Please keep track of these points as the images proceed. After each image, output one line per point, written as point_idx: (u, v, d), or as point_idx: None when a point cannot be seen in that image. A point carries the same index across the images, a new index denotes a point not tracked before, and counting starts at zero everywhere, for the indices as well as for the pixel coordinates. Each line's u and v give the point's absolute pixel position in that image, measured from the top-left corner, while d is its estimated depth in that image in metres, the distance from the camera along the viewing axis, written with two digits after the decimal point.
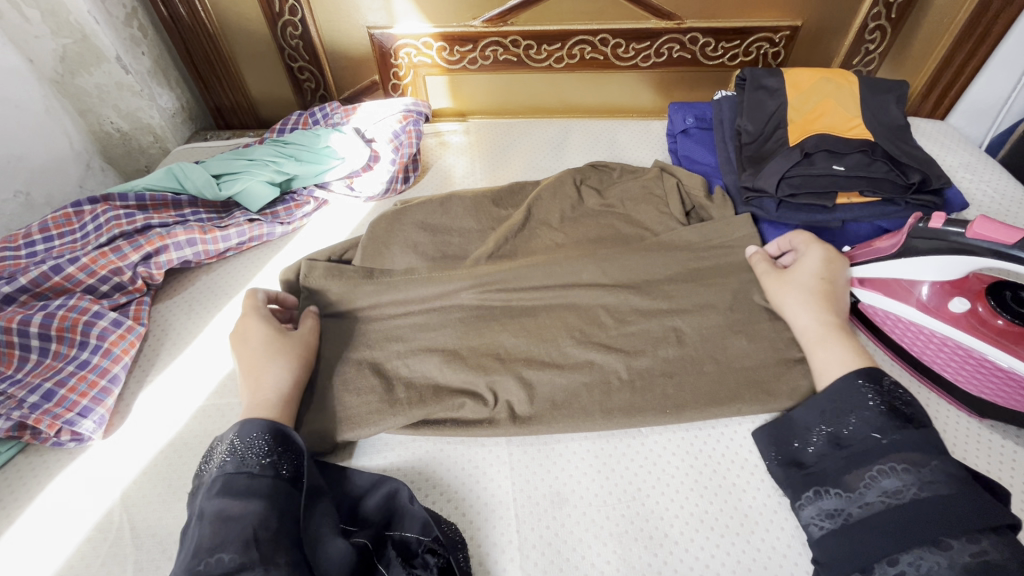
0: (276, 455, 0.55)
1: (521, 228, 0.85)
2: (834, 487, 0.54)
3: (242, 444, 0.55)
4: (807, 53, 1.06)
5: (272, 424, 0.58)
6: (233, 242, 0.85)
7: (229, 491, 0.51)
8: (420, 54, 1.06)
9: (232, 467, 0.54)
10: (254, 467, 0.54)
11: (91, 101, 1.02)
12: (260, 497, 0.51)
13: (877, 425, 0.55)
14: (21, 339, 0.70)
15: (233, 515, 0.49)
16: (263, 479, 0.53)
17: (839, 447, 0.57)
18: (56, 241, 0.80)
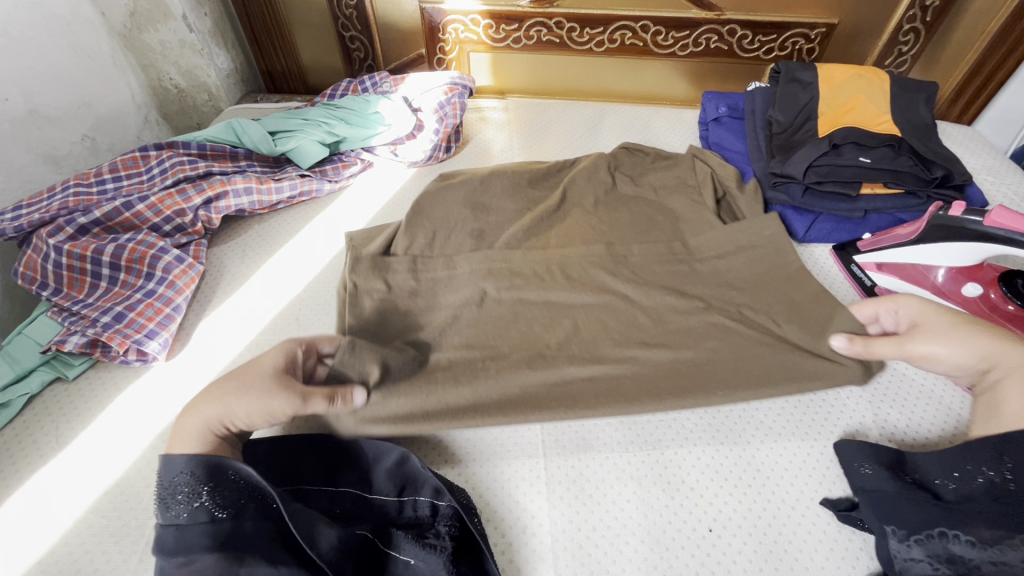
0: (210, 493, 0.52)
1: (557, 207, 0.89)
2: (965, 535, 0.51)
3: (170, 488, 0.53)
4: (840, 52, 1.10)
5: (187, 460, 0.53)
6: (285, 194, 0.90)
7: (161, 540, 0.51)
8: (467, 30, 1.11)
9: (165, 515, 0.52)
10: (184, 514, 0.51)
11: (154, 57, 1.09)
12: (204, 550, 0.50)
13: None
14: (93, 266, 0.76)
15: (178, 571, 0.49)
16: (195, 528, 0.51)
17: (991, 496, 0.52)
18: (124, 181, 0.85)
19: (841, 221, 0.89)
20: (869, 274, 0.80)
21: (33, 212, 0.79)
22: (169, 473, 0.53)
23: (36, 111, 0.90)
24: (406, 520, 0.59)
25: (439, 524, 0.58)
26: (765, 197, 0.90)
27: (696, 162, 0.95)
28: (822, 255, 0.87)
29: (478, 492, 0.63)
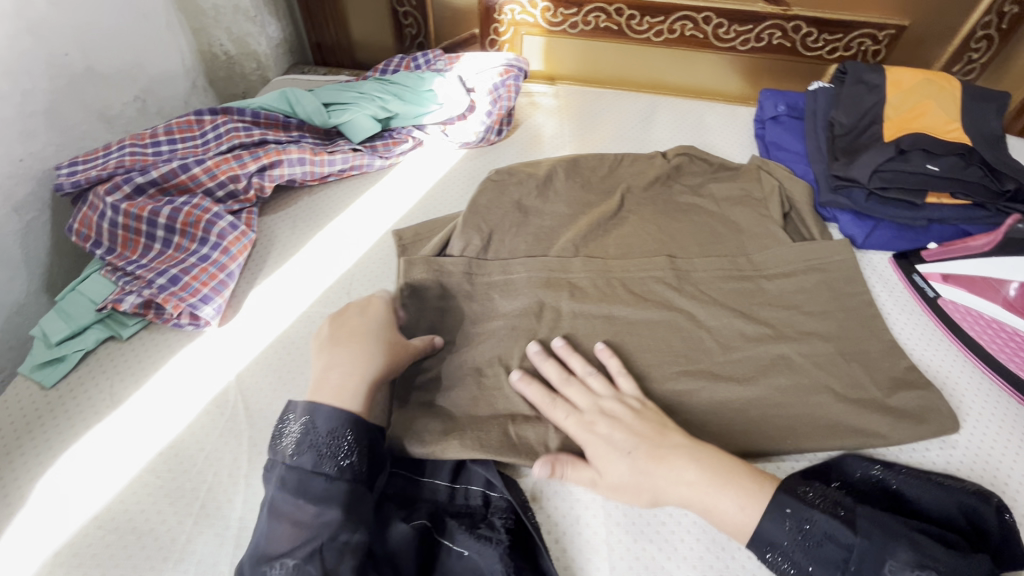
0: (356, 455, 0.54)
1: (614, 214, 0.88)
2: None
3: (326, 440, 0.53)
4: (906, 56, 1.06)
5: (350, 420, 0.55)
6: (337, 167, 0.89)
7: (296, 477, 0.52)
8: (523, 12, 1.09)
9: (312, 460, 0.52)
10: (331, 468, 0.52)
11: (207, 21, 1.08)
12: (338, 506, 0.51)
13: (850, 543, 0.50)
14: (148, 227, 0.75)
15: (304, 519, 0.50)
16: (340, 484, 0.52)
17: (807, 559, 0.51)
18: (179, 144, 0.85)
19: (902, 229, 0.86)
20: (932, 284, 0.79)
21: (89, 169, 0.79)
22: (332, 422, 0.54)
23: (93, 68, 0.89)
24: (458, 508, 0.59)
25: (495, 515, 0.58)
26: (824, 200, 0.88)
27: (762, 172, 0.93)
28: (880, 262, 0.85)
29: (533, 479, 0.62)
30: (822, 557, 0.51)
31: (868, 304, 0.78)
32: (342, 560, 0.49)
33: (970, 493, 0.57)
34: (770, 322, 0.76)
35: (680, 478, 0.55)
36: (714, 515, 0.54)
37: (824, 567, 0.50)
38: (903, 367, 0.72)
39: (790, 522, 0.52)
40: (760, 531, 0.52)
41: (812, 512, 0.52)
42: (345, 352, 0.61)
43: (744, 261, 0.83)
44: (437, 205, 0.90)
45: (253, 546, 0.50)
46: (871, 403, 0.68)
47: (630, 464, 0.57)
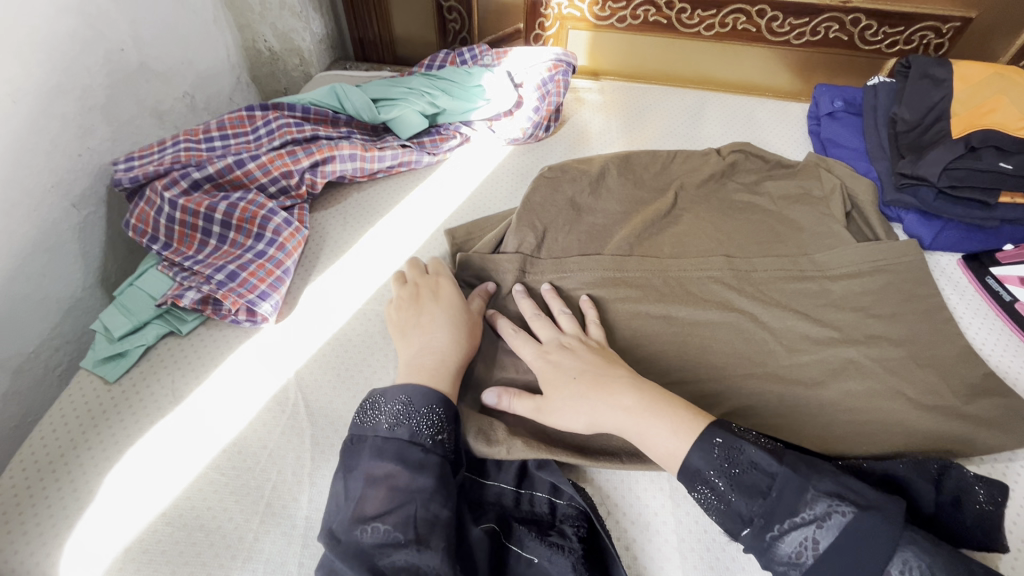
0: (447, 433, 0.55)
1: (668, 212, 0.86)
2: (747, 528, 0.47)
3: (421, 413, 0.54)
4: (970, 50, 1.02)
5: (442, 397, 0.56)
6: (386, 163, 0.89)
7: (392, 445, 0.52)
8: (571, 6, 1.07)
9: (407, 433, 0.53)
10: (425, 441, 0.53)
11: (253, 17, 1.08)
12: (431, 476, 0.51)
13: (772, 472, 0.47)
14: (205, 223, 0.75)
15: (399, 486, 0.50)
16: (432, 457, 0.52)
17: (727, 489, 0.49)
18: (231, 140, 0.84)
19: (971, 229, 0.83)
20: (1009, 288, 0.76)
21: (146, 165, 0.79)
22: (426, 398, 0.55)
23: (147, 64, 0.90)
24: (524, 515, 0.58)
25: (564, 523, 0.56)
26: (889, 199, 0.85)
27: (821, 169, 0.89)
28: (948, 264, 0.82)
29: (599, 483, 0.61)
30: (739, 488, 0.48)
31: (941, 307, 0.75)
32: (433, 529, 0.49)
33: (907, 465, 0.53)
34: (837, 325, 0.73)
35: (617, 416, 0.56)
36: (648, 442, 0.54)
37: (740, 498, 0.48)
38: (982, 373, 0.68)
39: (717, 454, 0.50)
40: (683, 469, 0.51)
41: (742, 445, 0.50)
42: (441, 337, 0.63)
43: (806, 261, 0.80)
44: (487, 202, 0.89)
45: (341, 509, 0.50)
46: (950, 410, 0.65)
47: (574, 392, 0.58)
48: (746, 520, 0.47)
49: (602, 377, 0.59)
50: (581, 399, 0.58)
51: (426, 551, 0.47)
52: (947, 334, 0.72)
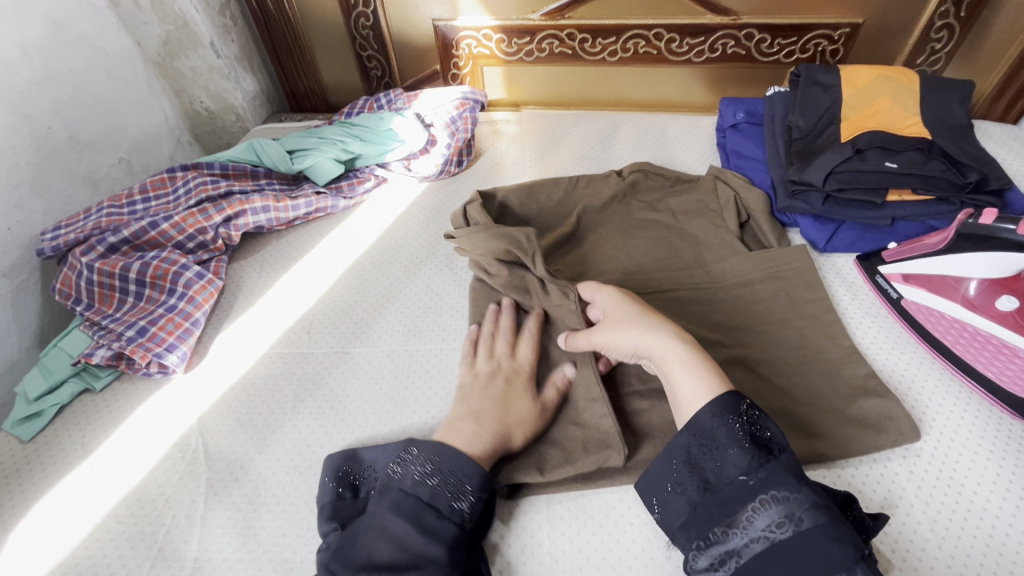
0: (468, 503, 0.55)
1: (569, 235, 0.89)
2: (743, 477, 0.50)
3: (450, 477, 0.56)
4: (867, 53, 1.05)
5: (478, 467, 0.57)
6: (301, 211, 0.94)
7: (408, 503, 0.54)
8: (479, 45, 1.12)
9: (429, 494, 0.55)
10: (445, 507, 0.54)
11: (185, 82, 1.15)
12: (442, 545, 0.52)
13: (784, 445, 0.51)
14: (121, 283, 0.80)
15: (410, 545, 0.52)
16: (447, 525, 0.53)
17: (744, 439, 0.51)
18: (152, 202, 0.90)
19: (865, 229, 0.84)
20: (894, 286, 0.76)
21: (70, 232, 0.85)
22: (457, 465, 0.56)
23: (77, 137, 0.96)
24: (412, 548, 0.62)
25: None
26: (782, 205, 0.86)
27: (718, 183, 0.92)
28: (844, 264, 0.83)
29: None
30: (754, 443, 0.51)
31: (828, 310, 0.76)
32: None
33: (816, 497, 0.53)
34: (725, 335, 0.74)
35: (662, 345, 0.61)
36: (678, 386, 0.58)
37: (749, 450, 0.51)
38: (864, 373, 0.69)
39: (745, 411, 0.53)
40: (700, 415, 0.54)
41: (762, 413, 0.54)
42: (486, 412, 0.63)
43: (698, 275, 0.82)
44: (399, 238, 0.93)
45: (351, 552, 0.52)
46: (829, 413, 0.65)
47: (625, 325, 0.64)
48: (746, 471, 0.50)
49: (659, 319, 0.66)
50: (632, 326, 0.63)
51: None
52: (832, 335, 0.73)
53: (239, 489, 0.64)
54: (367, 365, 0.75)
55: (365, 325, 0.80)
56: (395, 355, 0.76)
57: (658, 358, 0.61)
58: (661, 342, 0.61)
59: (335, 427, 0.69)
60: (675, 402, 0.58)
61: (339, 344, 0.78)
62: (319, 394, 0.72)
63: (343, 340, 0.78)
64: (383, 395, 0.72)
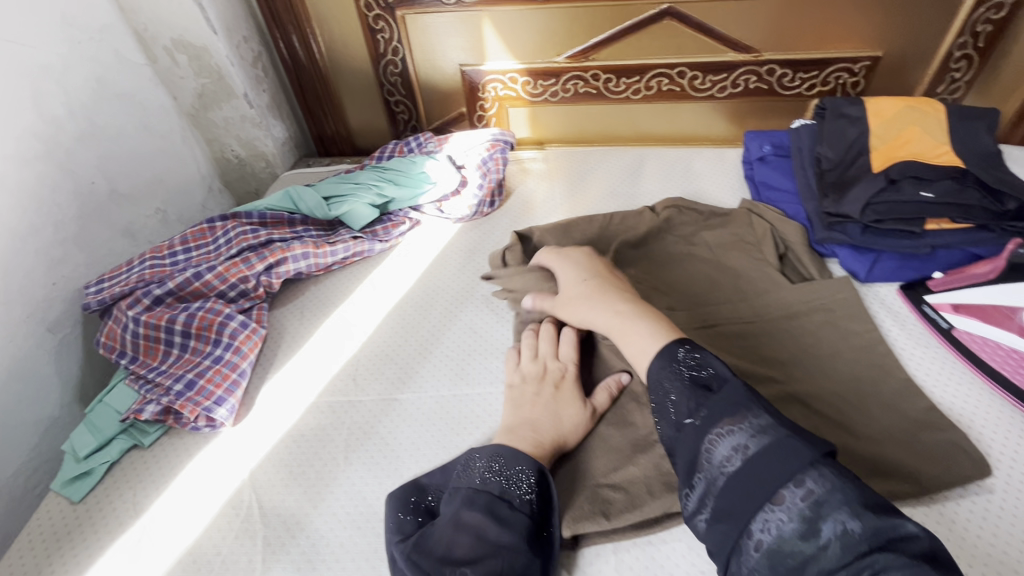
0: (534, 494, 0.58)
1: None
2: (690, 419, 0.52)
3: (512, 473, 0.59)
4: (887, 84, 1.07)
5: (539, 465, 0.60)
6: (339, 256, 0.94)
7: (480, 498, 0.56)
8: (505, 88, 1.15)
9: (498, 487, 0.57)
10: (515, 498, 0.57)
11: (218, 131, 1.18)
12: (518, 535, 0.54)
13: (724, 377, 0.54)
14: (167, 335, 0.80)
15: (488, 537, 0.53)
16: (519, 515, 0.55)
17: (683, 383, 0.55)
18: (193, 252, 0.91)
19: (906, 258, 0.84)
20: (944, 316, 0.76)
21: (114, 285, 0.85)
22: (520, 459, 0.60)
23: (117, 191, 0.98)
24: None
25: None
26: (821, 238, 0.87)
27: (752, 216, 0.93)
28: (887, 294, 0.83)
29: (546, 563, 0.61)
30: (693, 384, 0.55)
31: (878, 341, 0.75)
32: None
33: None
34: (777, 369, 0.74)
35: (605, 320, 0.70)
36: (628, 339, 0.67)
37: (688, 390, 0.54)
38: (925, 406, 0.67)
39: (682, 357, 0.58)
40: (652, 370, 0.59)
41: (703, 352, 0.58)
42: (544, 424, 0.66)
43: (742, 308, 0.81)
44: (436, 280, 0.93)
45: (429, 547, 0.54)
46: (893, 448, 0.64)
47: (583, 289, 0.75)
48: (690, 412, 0.53)
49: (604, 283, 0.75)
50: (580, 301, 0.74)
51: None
52: (886, 367, 0.72)
53: (297, 547, 0.62)
54: (416, 412, 0.74)
55: (410, 370, 0.80)
56: (443, 402, 0.75)
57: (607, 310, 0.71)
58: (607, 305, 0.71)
59: (390, 478, 0.68)
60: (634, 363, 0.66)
61: (385, 390, 0.77)
62: (370, 444, 0.71)
63: (389, 386, 0.78)
64: (434, 439, 0.71)
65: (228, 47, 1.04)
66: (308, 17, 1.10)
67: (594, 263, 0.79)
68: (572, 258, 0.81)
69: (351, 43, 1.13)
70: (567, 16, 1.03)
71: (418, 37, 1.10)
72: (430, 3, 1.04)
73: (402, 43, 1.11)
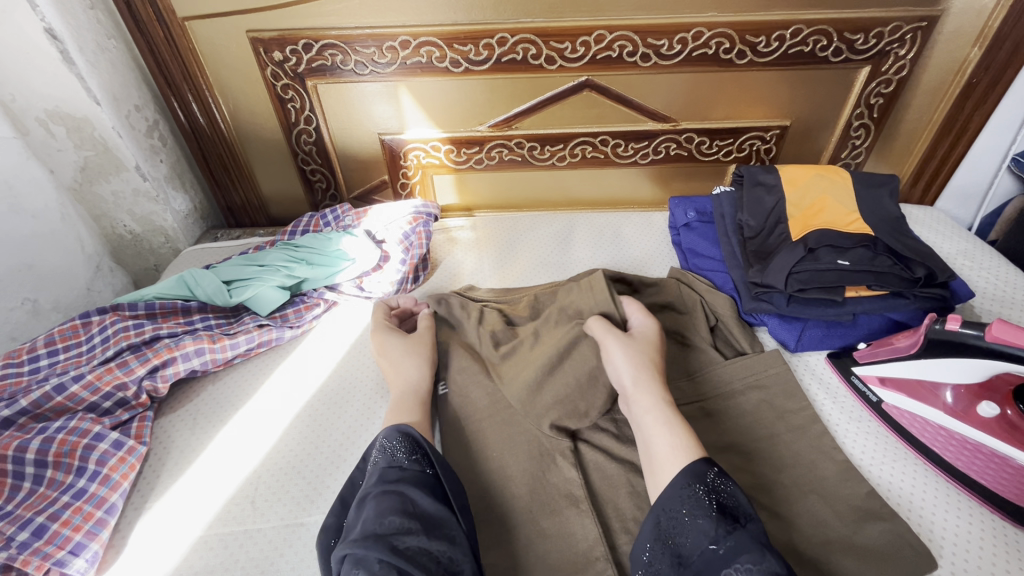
0: (420, 451, 0.63)
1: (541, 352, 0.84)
2: (713, 545, 0.52)
3: (396, 443, 0.64)
4: (797, 149, 1.12)
5: (406, 427, 0.66)
6: (241, 348, 0.84)
7: (389, 480, 0.59)
8: (428, 156, 1.11)
9: (388, 461, 0.62)
10: (403, 460, 0.62)
11: (106, 207, 1.05)
12: (413, 485, 0.59)
13: (748, 511, 0.55)
14: (15, 466, 0.66)
15: (393, 495, 0.57)
16: (412, 470, 0.61)
17: (711, 508, 0.55)
18: (60, 355, 0.78)
19: (831, 326, 0.85)
20: (872, 388, 0.76)
21: None
22: (400, 433, 0.64)
23: None
24: None
25: None
26: (748, 308, 0.86)
27: (681, 285, 0.92)
28: (817, 363, 0.84)
29: None
30: (720, 511, 0.55)
31: (813, 419, 0.74)
32: (434, 526, 0.56)
33: None
34: (716, 458, 0.70)
35: (653, 399, 0.67)
36: (651, 451, 0.63)
37: (717, 518, 0.54)
38: (864, 492, 0.65)
39: (710, 479, 0.57)
40: (674, 481, 0.58)
41: (729, 481, 0.58)
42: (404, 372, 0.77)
43: (677, 389, 0.78)
44: (354, 370, 0.84)
45: (360, 531, 0.53)
46: (837, 543, 0.61)
47: (633, 372, 0.69)
48: (714, 539, 0.53)
49: (657, 368, 0.71)
50: (638, 363, 0.70)
51: (431, 545, 0.54)
52: (822, 448, 0.70)
53: None
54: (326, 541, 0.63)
55: (323, 485, 0.69)
56: None
57: (625, 378, 0.69)
58: (650, 401, 0.67)
59: None
60: (652, 460, 0.62)
61: (288, 517, 0.66)
62: None
63: (295, 508, 0.67)
64: None
65: (114, 117, 0.94)
66: (208, 83, 1.02)
67: (653, 350, 0.74)
68: (655, 329, 0.77)
69: (259, 112, 1.06)
70: (487, 87, 1.01)
71: (332, 105, 1.04)
72: (342, 73, 0.99)
73: (315, 112, 1.05)
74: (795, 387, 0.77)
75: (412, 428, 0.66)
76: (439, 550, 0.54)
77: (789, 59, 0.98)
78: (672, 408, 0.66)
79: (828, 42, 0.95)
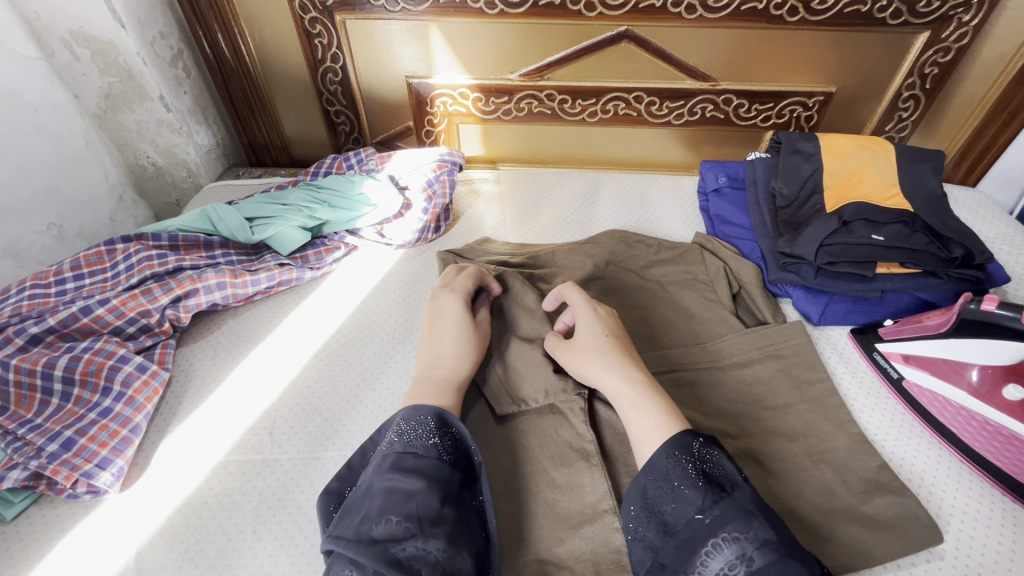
0: (440, 437, 0.58)
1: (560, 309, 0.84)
2: (699, 515, 0.51)
3: (414, 425, 0.58)
4: (840, 118, 1.07)
5: (440, 410, 0.60)
6: (262, 285, 0.85)
7: (399, 470, 0.54)
8: (455, 103, 1.08)
9: (402, 447, 0.57)
10: (419, 446, 0.56)
11: (129, 136, 1.05)
12: (424, 478, 0.54)
13: (735, 478, 0.53)
14: (44, 382, 0.68)
15: (399, 488, 0.53)
16: (429, 460, 0.56)
17: (697, 479, 0.53)
18: (86, 279, 0.79)
19: (857, 301, 0.83)
20: (894, 365, 0.75)
21: None
22: (430, 417, 0.59)
23: None
24: None
25: None
26: (773, 280, 0.85)
27: (705, 253, 0.91)
28: (839, 338, 0.82)
29: None
30: (707, 481, 0.52)
31: (830, 392, 0.73)
32: (435, 527, 0.51)
33: None
34: (729, 424, 0.70)
35: (614, 380, 0.63)
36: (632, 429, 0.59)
37: (702, 488, 0.52)
38: (875, 466, 0.65)
39: (694, 450, 0.55)
40: (657, 455, 0.55)
41: (714, 449, 0.55)
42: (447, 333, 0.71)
43: (694, 354, 0.78)
44: (371, 314, 0.85)
45: (358, 527, 0.50)
46: (844, 512, 0.61)
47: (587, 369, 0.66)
48: (701, 509, 0.51)
49: (611, 350, 0.66)
50: (585, 360, 0.66)
51: (431, 547, 0.50)
52: (835, 421, 0.70)
53: None
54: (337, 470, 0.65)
55: (336, 422, 0.70)
56: None
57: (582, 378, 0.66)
58: (615, 384, 0.63)
59: (305, 557, 0.58)
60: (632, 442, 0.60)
61: (303, 449, 0.68)
62: (284, 514, 0.62)
63: (311, 442, 0.68)
64: None
65: (139, 42, 0.91)
66: (235, 14, 0.99)
67: (596, 331, 0.68)
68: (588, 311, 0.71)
69: (286, 48, 1.04)
70: (521, 32, 0.97)
71: (360, 44, 1.01)
72: (372, 9, 0.95)
73: (342, 50, 1.02)
74: (813, 360, 0.76)
75: (445, 410, 0.60)
76: (440, 553, 0.50)
77: (842, 19, 0.92)
78: (635, 383, 0.62)
79: (887, 2, 0.89)
